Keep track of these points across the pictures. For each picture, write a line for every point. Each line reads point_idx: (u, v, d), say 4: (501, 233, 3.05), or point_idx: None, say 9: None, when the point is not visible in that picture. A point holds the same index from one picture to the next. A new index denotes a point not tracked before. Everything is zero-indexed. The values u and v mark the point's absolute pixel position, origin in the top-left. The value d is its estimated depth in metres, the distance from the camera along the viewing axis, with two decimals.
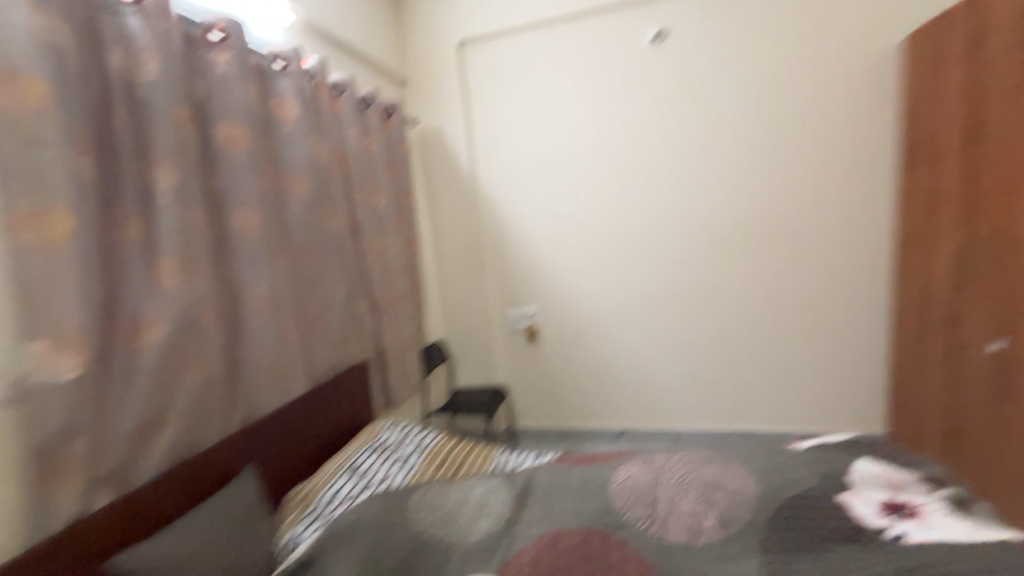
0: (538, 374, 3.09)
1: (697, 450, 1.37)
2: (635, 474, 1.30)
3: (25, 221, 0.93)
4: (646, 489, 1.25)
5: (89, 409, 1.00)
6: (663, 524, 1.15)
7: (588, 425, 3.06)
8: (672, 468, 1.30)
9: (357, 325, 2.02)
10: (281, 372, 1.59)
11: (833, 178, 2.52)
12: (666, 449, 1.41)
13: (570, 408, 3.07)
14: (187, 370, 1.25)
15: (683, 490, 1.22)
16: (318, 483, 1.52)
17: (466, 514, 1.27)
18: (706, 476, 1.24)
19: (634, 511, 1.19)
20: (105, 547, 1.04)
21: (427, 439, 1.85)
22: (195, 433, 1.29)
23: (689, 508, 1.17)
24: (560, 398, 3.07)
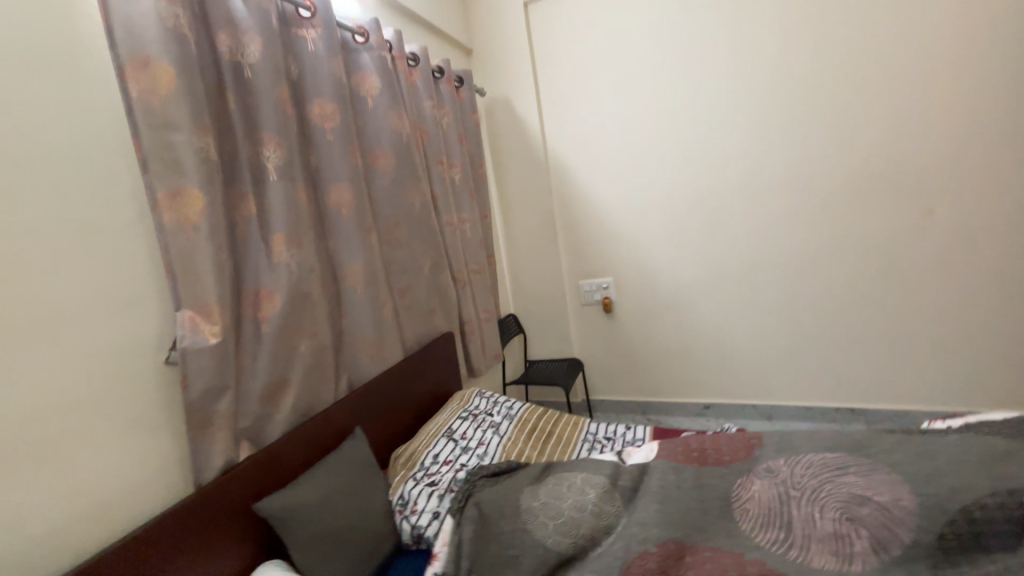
0: (614, 348, 3.00)
1: (828, 454, 1.22)
2: (756, 492, 1.21)
3: (167, 201, 1.01)
4: (775, 507, 1.17)
5: (229, 373, 1.10)
6: (804, 549, 1.08)
7: (670, 399, 2.94)
8: (804, 480, 1.19)
9: (441, 298, 2.06)
10: (377, 342, 1.67)
11: (974, 117, 2.13)
12: (787, 451, 1.28)
13: (650, 383, 2.96)
14: (301, 339, 1.34)
15: (822, 507, 1.12)
16: (419, 446, 1.59)
17: (574, 508, 1.22)
18: (848, 488, 1.12)
19: (766, 536, 1.13)
20: (248, 493, 1.16)
21: (516, 408, 1.87)
22: (312, 396, 1.40)
23: (833, 530, 1.07)
24: (637, 371, 2.98)
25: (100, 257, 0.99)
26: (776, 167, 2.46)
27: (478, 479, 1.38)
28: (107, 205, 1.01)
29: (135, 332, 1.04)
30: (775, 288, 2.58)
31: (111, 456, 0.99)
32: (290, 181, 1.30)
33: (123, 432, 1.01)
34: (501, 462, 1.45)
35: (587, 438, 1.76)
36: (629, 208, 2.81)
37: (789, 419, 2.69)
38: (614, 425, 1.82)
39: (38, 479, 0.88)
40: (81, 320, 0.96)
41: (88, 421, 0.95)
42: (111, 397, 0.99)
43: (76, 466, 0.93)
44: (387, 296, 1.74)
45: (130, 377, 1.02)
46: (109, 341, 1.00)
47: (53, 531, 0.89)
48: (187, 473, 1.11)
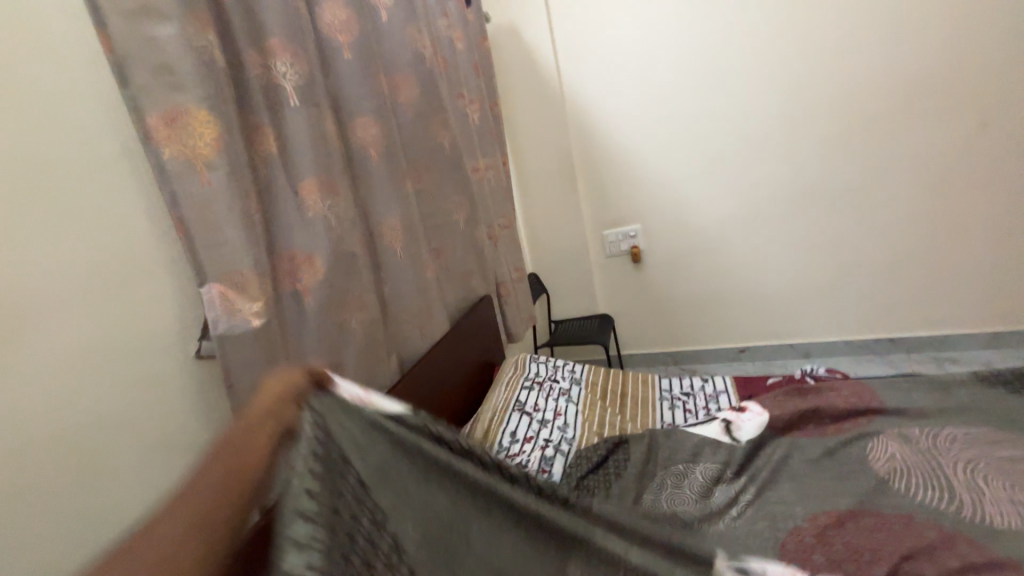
0: (644, 300, 2.84)
1: (972, 428, 1.17)
2: (898, 455, 1.14)
3: (166, 128, 0.70)
4: (926, 470, 1.08)
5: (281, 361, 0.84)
6: (975, 507, 0.98)
7: (703, 348, 2.83)
8: (953, 451, 1.12)
9: (478, 258, 1.80)
10: (423, 311, 1.41)
11: None
12: (921, 423, 1.22)
13: (682, 333, 2.84)
14: (351, 313, 1.07)
15: (984, 476, 1.04)
16: (490, 423, 1.39)
17: (701, 507, 1.11)
18: (1010, 461, 1.06)
19: (924, 493, 1.04)
20: None
21: (579, 370, 1.68)
22: (369, 382, 1.15)
23: (1008, 495, 0.99)
24: (669, 321, 2.84)
25: (47, 226, 0.68)
26: (824, 84, 2.30)
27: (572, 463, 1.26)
28: (45, 147, 0.69)
29: (117, 326, 0.76)
30: (812, 219, 2.48)
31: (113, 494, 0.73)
32: (314, 107, 0.98)
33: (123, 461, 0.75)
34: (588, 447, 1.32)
35: (664, 396, 1.60)
36: (658, 145, 2.57)
37: (826, 354, 2.65)
38: (688, 380, 1.66)
39: (10, 546, 0.62)
40: (38, 319, 0.67)
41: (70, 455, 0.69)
42: (105, 411, 0.73)
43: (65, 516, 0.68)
44: (427, 257, 1.47)
45: (121, 386, 0.76)
46: (79, 342, 0.71)
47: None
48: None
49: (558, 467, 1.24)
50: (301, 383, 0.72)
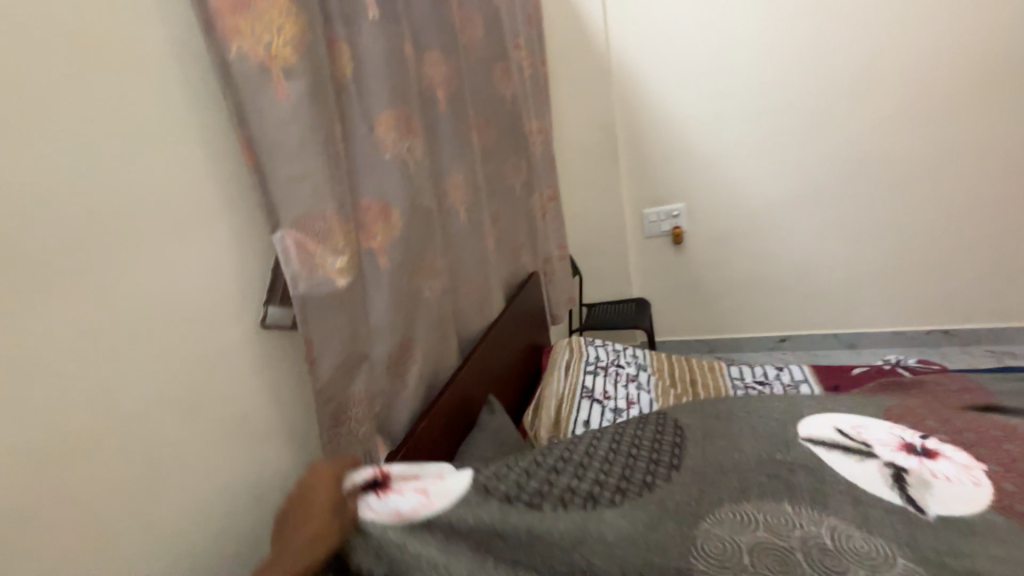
0: (682, 285, 2.68)
1: None
2: None
3: (242, 23, 0.54)
4: None
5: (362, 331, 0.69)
6: None
7: (742, 336, 2.69)
8: None
9: (528, 231, 1.64)
10: (485, 284, 1.25)
11: None
12: None
13: (720, 320, 2.69)
14: (425, 282, 0.92)
15: None
16: (556, 411, 1.25)
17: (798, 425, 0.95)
18: None
19: None
20: None
21: (641, 354, 1.54)
22: (435, 359, 1.01)
23: None
24: (707, 309, 2.69)
25: (45, 143, 0.54)
26: (898, 53, 2.12)
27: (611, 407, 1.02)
28: (52, 51, 0.55)
29: (135, 278, 0.62)
30: (870, 202, 2.33)
31: (135, 487, 0.60)
32: (394, 23, 0.80)
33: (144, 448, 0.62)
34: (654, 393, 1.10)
35: (737, 383, 1.47)
36: (707, 118, 2.39)
37: (871, 344, 2.52)
38: (761, 368, 1.53)
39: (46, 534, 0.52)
40: (31, 261, 0.52)
41: (79, 433, 0.56)
42: (149, 382, 0.63)
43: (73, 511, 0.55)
44: (488, 223, 1.30)
45: (141, 354, 0.62)
46: (85, 294, 0.57)
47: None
48: (258, 485, 0.77)
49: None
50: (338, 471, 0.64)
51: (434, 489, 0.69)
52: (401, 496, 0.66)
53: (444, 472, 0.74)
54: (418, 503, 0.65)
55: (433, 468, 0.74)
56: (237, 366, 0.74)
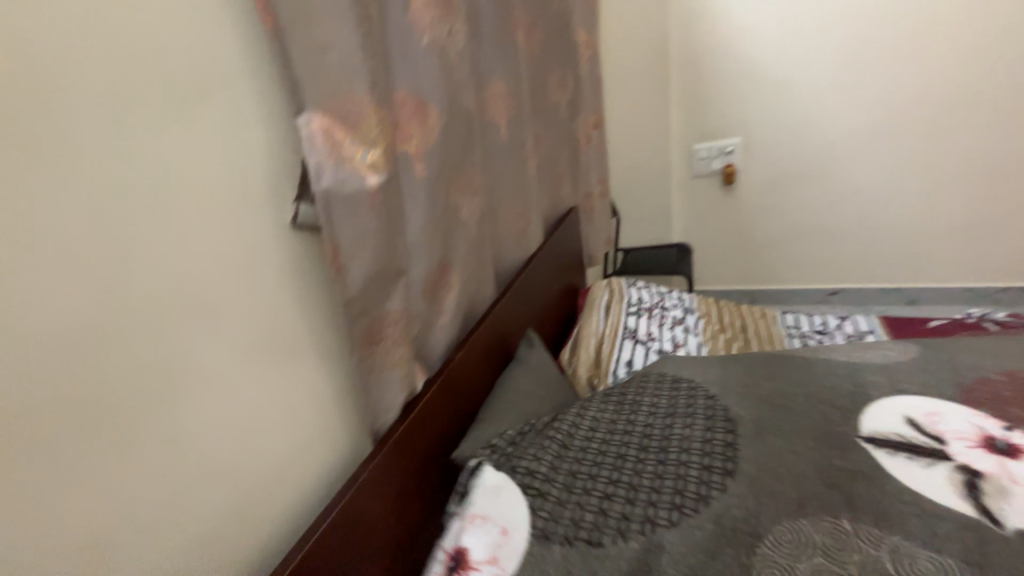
0: (729, 230, 2.44)
1: None
2: None
3: None
4: None
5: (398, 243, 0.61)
6: None
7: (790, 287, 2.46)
8: None
9: (569, 159, 1.48)
10: (524, 213, 1.14)
11: None
12: None
13: (768, 269, 2.46)
14: (462, 200, 0.82)
15: None
16: (596, 350, 1.18)
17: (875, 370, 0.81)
18: None
19: None
20: (431, 427, 0.76)
21: (687, 297, 1.43)
22: (472, 289, 0.93)
23: None
24: (755, 255, 2.45)
25: None
26: None
27: (645, 390, 0.86)
28: None
29: (158, 161, 0.53)
30: (967, 137, 2.00)
31: (170, 397, 0.54)
32: None
33: (175, 357, 0.55)
34: (689, 365, 0.90)
35: (794, 332, 1.35)
36: (778, 35, 2.07)
37: (938, 302, 2.26)
38: (821, 317, 1.40)
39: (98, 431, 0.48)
40: (39, 122, 0.45)
41: (104, 330, 0.49)
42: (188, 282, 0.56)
43: (106, 415, 0.49)
44: (530, 145, 1.17)
45: (165, 250, 0.54)
46: (91, 171, 0.48)
47: (81, 541, 0.47)
48: (300, 410, 0.70)
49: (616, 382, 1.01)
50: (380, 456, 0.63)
51: (505, 550, 0.65)
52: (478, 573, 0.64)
53: (507, 517, 0.68)
54: None
55: (496, 513, 0.68)
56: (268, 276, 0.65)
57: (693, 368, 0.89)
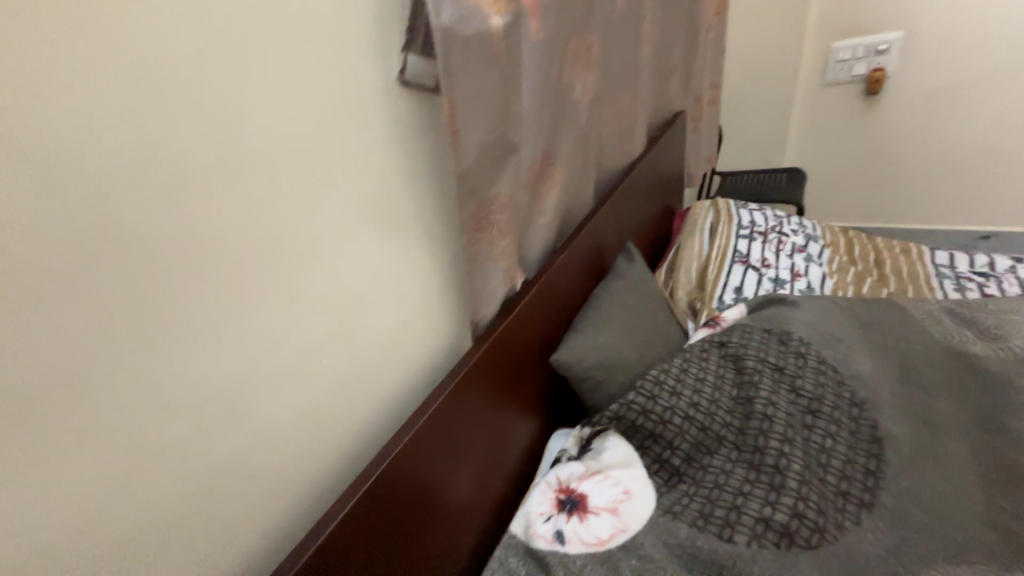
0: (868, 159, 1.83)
1: None
2: None
3: None
4: None
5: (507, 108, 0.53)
6: None
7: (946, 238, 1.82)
8: None
9: (685, 50, 1.27)
10: (632, 109, 0.98)
11: None
12: None
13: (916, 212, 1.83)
14: (577, 76, 0.71)
15: None
16: (699, 273, 1.07)
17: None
18: None
19: None
20: (529, 332, 0.72)
21: (809, 223, 1.23)
22: (572, 190, 0.83)
23: None
24: (896, 194, 1.83)
25: None
26: None
27: (788, 371, 0.74)
28: None
29: None
30: None
31: (277, 262, 0.46)
32: None
33: (289, 193, 0.46)
34: (840, 350, 0.77)
35: (944, 273, 1.11)
36: None
37: None
38: (984, 257, 1.13)
39: (192, 310, 0.41)
40: None
41: (195, 170, 0.39)
42: (292, 140, 0.45)
43: (220, 247, 0.42)
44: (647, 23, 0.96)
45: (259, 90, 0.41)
46: None
47: (184, 424, 0.42)
48: (418, 287, 0.61)
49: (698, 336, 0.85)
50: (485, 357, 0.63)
51: (626, 506, 0.65)
52: (598, 518, 0.64)
53: (634, 479, 0.67)
54: (614, 529, 0.63)
55: (623, 472, 0.68)
56: (388, 114, 0.52)
57: (845, 354, 0.76)
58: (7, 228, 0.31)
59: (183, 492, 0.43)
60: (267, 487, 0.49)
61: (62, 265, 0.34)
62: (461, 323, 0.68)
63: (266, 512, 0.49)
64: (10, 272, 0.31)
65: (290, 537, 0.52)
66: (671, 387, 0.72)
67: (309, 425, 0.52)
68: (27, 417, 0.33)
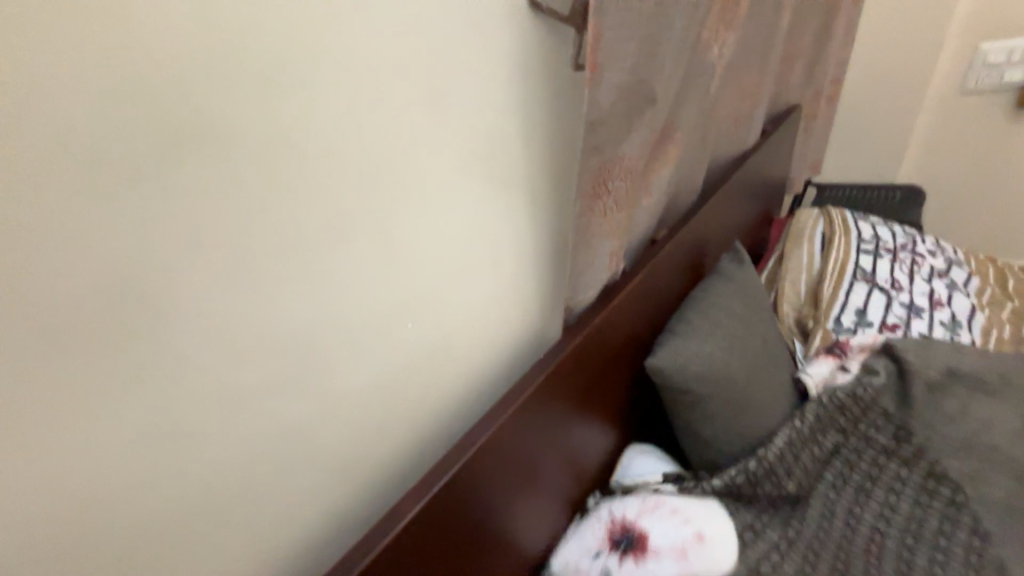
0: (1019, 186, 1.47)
1: None
2: None
3: None
4: None
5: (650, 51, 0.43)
6: None
7: None
8: None
9: (814, 36, 1.11)
10: (757, 90, 0.84)
11: None
12: None
13: None
14: (718, 37, 0.59)
15: None
16: (815, 288, 0.91)
17: None
18: None
19: None
20: (624, 330, 0.62)
21: (950, 246, 1.03)
22: (681, 173, 0.71)
23: None
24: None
25: None
26: None
27: (896, 465, 0.68)
28: None
29: None
30: None
31: (351, 208, 0.38)
32: None
33: (406, 125, 0.39)
34: (977, 463, 0.68)
35: None
36: None
37: None
38: None
39: (238, 245, 0.33)
40: None
41: (264, 70, 0.31)
42: (386, 55, 0.36)
43: (326, 175, 0.36)
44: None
45: None
46: None
47: (206, 384, 0.34)
48: (515, 261, 0.53)
49: (823, 369, 0.76)
50: (577, 351, 0.54)
51: (696, 554, 0.54)
52: (659, 557, 0.54)
53: (705, 518, 0.57)
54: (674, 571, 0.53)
55: (692, 510, 0.58)
56: (516, 52, 0.44)
57: (980, 470, 0.67)
58: (102, 100, 0.26)
59: (203, 464, 0.35)
60: (338, 465, 0.44)
61: (154, 160, 0.28)
62: (552, 310, 0.60)
63: (334, 492, 0.44)
64: (87, 157, 0.26)
65: (352, 524, 0.46)
66: (788, 441, 0.64)
67: (387, 403, 0.46)
68: (105, 335, 0.29)
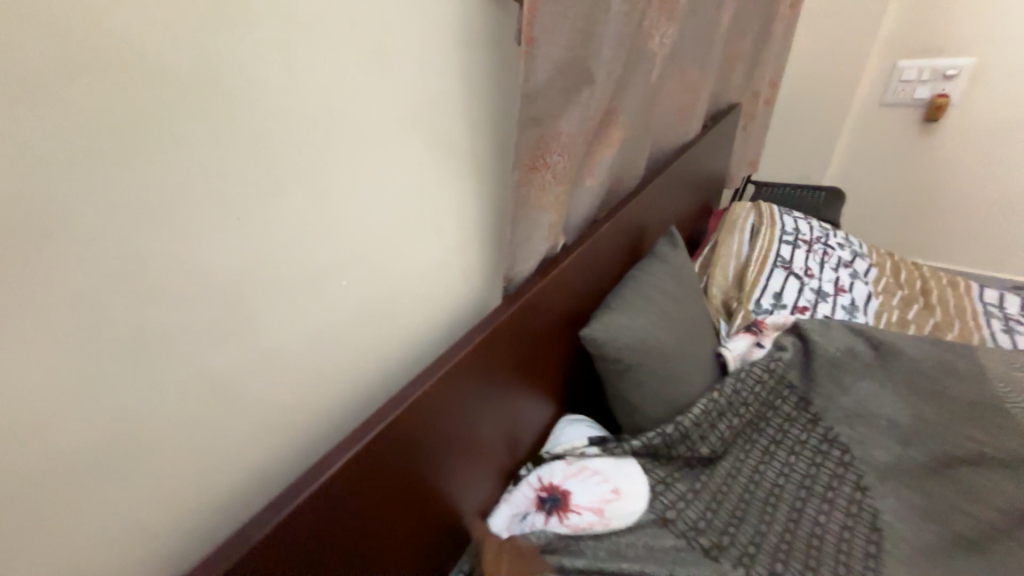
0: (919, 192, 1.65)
1: None
2: None
3: None
4: None
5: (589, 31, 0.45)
6: None
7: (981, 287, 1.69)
8: None
9: (755, 38, 1.18)
10: (699, 83, 0.89)
11: None
12: None
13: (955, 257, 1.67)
14: (659, 26, 0.62)
15: None
16: (741, 274, 1.00)
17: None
18: None
19: None
20: (562, 302, 0.65)
21: (858, 241, 1.15)
22: (623, 157, 0.75)
23: None
24: (936, 232, 1.68)
25: None
26: None
27: (797, 432, 0.77)
28: None
29: None
30: None
31: (289, 161, 0.37)
32: None
33: (347, 80, 0.39)
34: (864, 431, 0.77)
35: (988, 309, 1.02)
36: None
37: None
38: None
39: (165, 189, 0.31)
40: None
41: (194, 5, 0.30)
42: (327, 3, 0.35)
43: (258, 123, 0.35)
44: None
45: None
46: None
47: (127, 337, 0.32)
48: (457, 229, 0.54)
49: (739, 344, 0.85)
50: (513, 320, 0.57)
51: (612, 507, 0.61)
52: (579, 512, 0.61)
53: (622, 477, 0.65)
54: (592, 520, 0.60)
55: (610, 470, 0.65)
56: (461, 20, 0.45)
57: (864, 435, 0.77)
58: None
59: (123, 421, 0.33)
60: (267, 424, 0.43)
61: (58, 84, 0.26)
62: (492, 281, 0.62)
63: (262, 451, 0.44)
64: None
65: (282, 483, 0.47)
66: (705, 408, 0.71)
67: (322, 364, 0.46)
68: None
